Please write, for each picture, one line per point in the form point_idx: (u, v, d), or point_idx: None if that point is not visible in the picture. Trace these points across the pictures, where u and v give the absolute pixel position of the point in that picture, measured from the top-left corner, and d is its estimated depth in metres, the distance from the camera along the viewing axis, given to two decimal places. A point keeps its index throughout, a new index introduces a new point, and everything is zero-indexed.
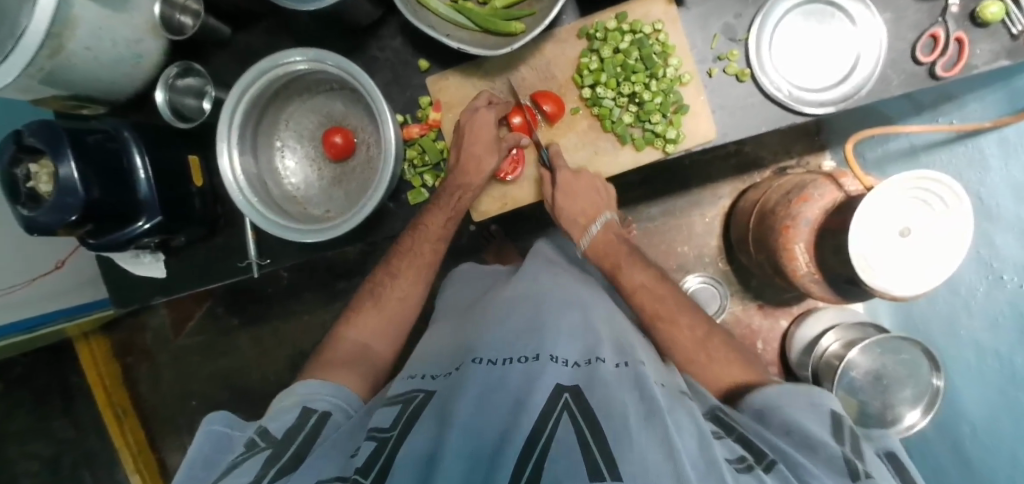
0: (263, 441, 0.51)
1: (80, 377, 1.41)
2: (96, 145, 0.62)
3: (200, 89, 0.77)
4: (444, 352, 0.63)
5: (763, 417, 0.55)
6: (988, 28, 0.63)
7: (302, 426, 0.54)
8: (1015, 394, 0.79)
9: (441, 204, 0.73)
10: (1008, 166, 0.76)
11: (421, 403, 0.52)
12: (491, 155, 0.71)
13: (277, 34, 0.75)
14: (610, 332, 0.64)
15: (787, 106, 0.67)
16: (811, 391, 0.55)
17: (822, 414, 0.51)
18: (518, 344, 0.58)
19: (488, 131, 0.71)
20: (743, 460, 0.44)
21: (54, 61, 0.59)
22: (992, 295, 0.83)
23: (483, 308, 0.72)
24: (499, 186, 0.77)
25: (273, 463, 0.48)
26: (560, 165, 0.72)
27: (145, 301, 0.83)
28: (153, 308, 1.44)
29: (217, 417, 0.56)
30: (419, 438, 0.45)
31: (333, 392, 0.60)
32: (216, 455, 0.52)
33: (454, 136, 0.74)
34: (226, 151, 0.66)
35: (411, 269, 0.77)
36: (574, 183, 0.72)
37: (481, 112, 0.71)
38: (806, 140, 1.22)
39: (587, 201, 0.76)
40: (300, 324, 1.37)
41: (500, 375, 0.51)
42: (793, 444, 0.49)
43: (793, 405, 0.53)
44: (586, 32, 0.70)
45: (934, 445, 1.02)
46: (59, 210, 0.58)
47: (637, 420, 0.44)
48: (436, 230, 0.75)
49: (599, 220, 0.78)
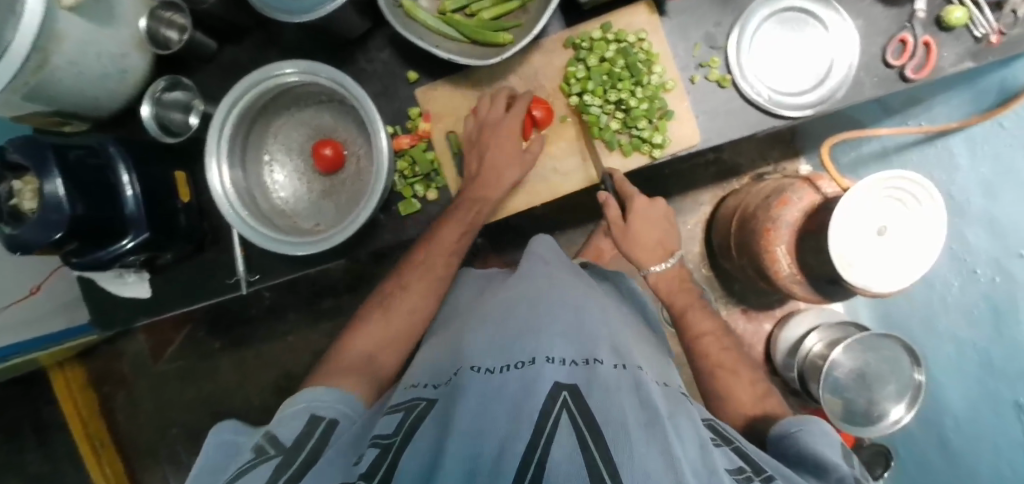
0: (273, 448, 0.50)
1: (51, 410, 1.35)
2: (79, 161, 0.60)
3: (188, 104, 0.74)
4: (441, 360, 0.63)
5: (775, 446, 0.58)
6: (951, 32, 0.67)
7: (312, 433, 0.53)
8: (994, 384, 0.82)
9: (458, 214, 0.73)
10: (976, 164, 0.80)
11: (422, 411, 0.51)
12: (512, 167, 0.72)
13: (264, 47, 0.74)
14: (611, 338, 0.64)
15: (766, 110, 0.70)
16: (813, 418, 0.58)
17: (829, 441, 0.55)
18: (514, 349, 0.57)
19: (514, 141, 0.70)
20: (742, 471, 0.45)
21: (38, 76, 0.58)
22: (967, 288, 0.86)
23: (480, 310, 0.71)
24: (513, 196, 0.76)
25: (284, 469, 0.47)
26: (633, 192, 0.75)
27: (127, 323, 0.81)
28: (130, 334, 1.40)
29: (225, 425, 0.55)
30: (421, 446, 0.44)
31: (337, 399, 0.59)
32: (219, 467, 0.51)
33: (471, 143, 0.73)
34: (215, 165, 0.65)
35: (414, 289, 0.76)
36: (647, 215, 0.76)
37: (506, 119, 0.70)
38: (782, 146, 1.27)
39: (658, 234, 0.77)
40: (285, 345, 1.35)
41: (498, 383, 0.50)
42: (804, 469, 0.52)
43: (803, 431, 0.56)
44: (573, 42, 0.71)
45: (919, 441, 1.04)
46: (43, 227, 0.57)
47: (637, 425, 0.44)
48: (450, 242, 0.74)
49: (672, 257, 0.78)
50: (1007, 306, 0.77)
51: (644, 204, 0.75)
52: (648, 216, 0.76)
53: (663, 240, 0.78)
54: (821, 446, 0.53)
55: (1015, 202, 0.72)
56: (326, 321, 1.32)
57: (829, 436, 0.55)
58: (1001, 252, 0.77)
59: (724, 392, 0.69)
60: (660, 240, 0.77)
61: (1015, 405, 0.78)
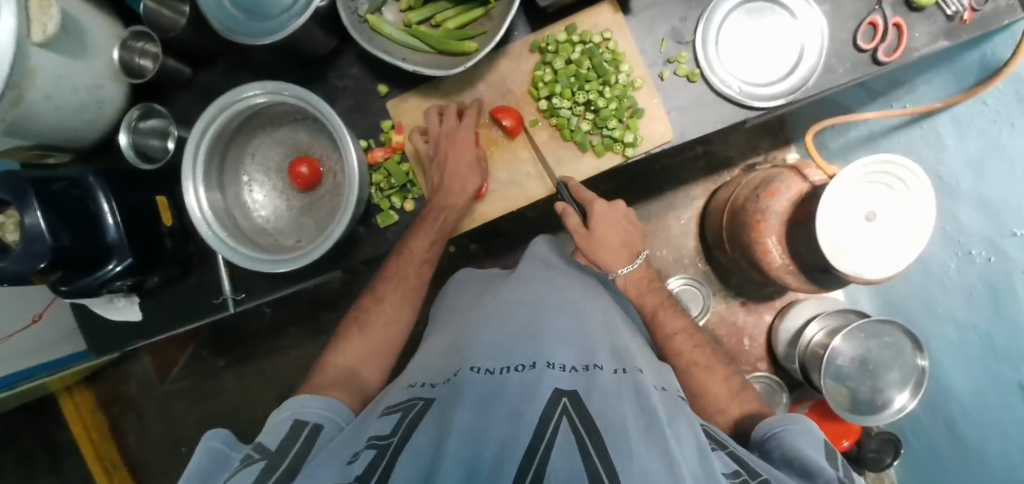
0: (258, 453, 0.50)
1: (64, 432, 1.39)
2: (62, 192, 0.62)
3: (164, 130, 0.77)
4: (442, 360, 0.63)
5: (762, 447, 0.57)
6: (923, 12, 0.66)
7: (295, 438, 0.53)
8: (998, 368, 0.80)
9: (424, 227, 0.74)
10: (963, 143, 0.78)
11: (420, 411, 0.52)
12: (474, 175, 0.72)
13: (238, 71, 0.76)
14: (609, 339, 0.64)
15: (739, 103, 0.69)
16: (800, 419, 0.58)
17: (816, 442, 0.54)
18: (517, 350, 0.57)
19: (469, 149, 0.72)
20: (738, 475, 0.45)
21: (15, 112, 0.59)
22: (963, 270, 0.84)
23: (477, 313, 0.71)
24: (480, 205, 0.77)
25: (269, 473, 0.46)
26: (593, 198, 0.75)
27: (121, 347, 0.83)
28: (136, 356, 1.43)
29: (216, 435, 0.54)
30: (420, 449, 0.44)
31: (322, 405, 0.59)
32: (209, 475, 0.50)
33: (430, 157, 0.73)
34: (193, 188, 0.67)
35: (397, 306, 0.77)
36: (608, 216, 0.76)
37: (461, 128, 0.72)
38: (771, 136, 1.26)
39: (618, 236, 0.77)
40: (287, 359, 1.36)
41: (498, 385, 0.50)
42: (790, 470, 0.50)
43: (786, 430, 0.56)
44: (538, 46, 0.72)
45: (927, 427, 1.02)
46: (28, 258, 0.58)
47: (637, 431, 0.44)
48: (421, 253, 0.75)
49: (640, 257, 0.79)
50: (1004, 284, 0.75)
51: (605, 209, 0.76)
52: (609, 220, 0.76)
53: (623, 241, 0.78)
54: (807, 448, 0.52)
55: (1003, 180, 0.70)
56: (326, 334, 1.33)
57: (814, 438, 0.55)
58: (993, 231, 0.75)
59: (703, 387, 0.68)
60: (623, 240, 0.77)
61: (1020, 386, 0.76)
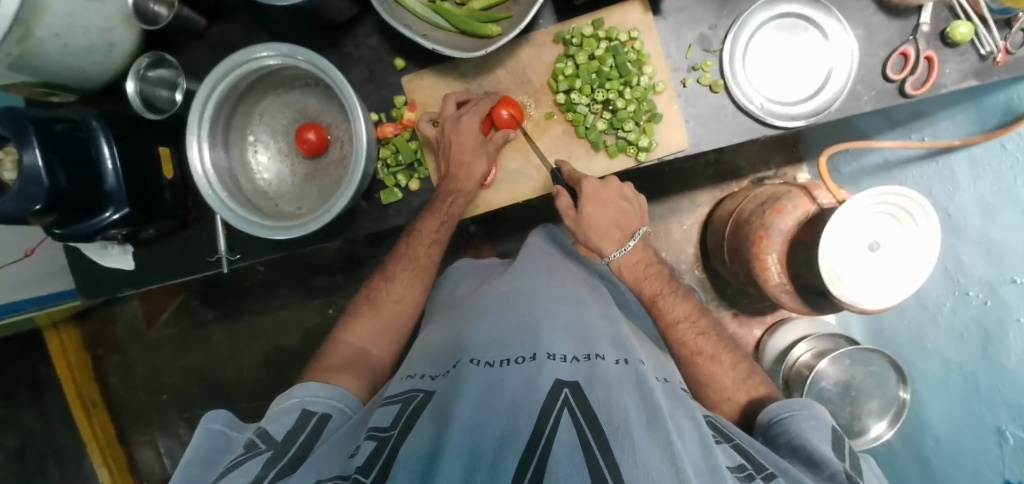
0: (263, 442, 0.52)
1: (47, 367, 1.37)
2: (64, 134, 0.61)
3: (173, 81, 0.76)
4: (441, 349, 0.63)
5: (766, 431, 0.59)
6: (957, 48, 0.65)
7: (302, 428, 0.55)
8: (976, 408, 0.81)
9: (433, 210, 0.73)
10: (977, 183, 0.77)
11: (421, 402, 0.52)
12: (480, 162, 0.71)
13: (254, 28, 0.74)
14: (611, 331, 0.63)
15: (758, 119, 0.68)
16: (809, 403, 0.58)
17: (822, 428, 0.55)
18: (515, 343, 0.57)
19: (474, 137, 0.70)
20: (743, 469, 0.46)
21: (23, 47, 0.59)
22: (958, 310, 0.84)
23: (479, 301, 0.71)
24: (487, 192, 0.76)
25: (273, 464, 0.49)
26: (583, 176, 0.71)
27: (111, 293, 0.82)
28: (126, 301, 1.42)
29: (216, 415, 0.56)
30: (418, 440, 0.45)
31: (328, 394, 0.61)
32: (211, 457, 0.52)
33: (437, 143, 0.72)
34: (196, 144, 0.65)
35: (398, 291, 0.79)
36: (600, 191, 0.71)
37: (465, 119, 0.70)
38: (785, 151, 1.24)
39: (613, 215, 0.73)
40: (276, 319, 1.36)
41: (499, 377, 0.51)
42: (796, 459, 0.52)
43: (793, 417, 0.57)
44: (562, 38, 0.70)
45: (899, 456, 1.03)
46: (23, 198, 0.57)
47: (639, 424, 0.44)
48: (429, 234, 0.76)
49: (635, 236, 0.74)
50: (995, 330, 0.75)
51: (594, 184, 0.70)
52: (600, 199, 0.71)
53: (617, 220, 0.73)
54: (814, 439, 0.53)
55: (1012, 224, 0.69)
56: (318, 299, 1.34)
57: (822, 424, 0.56)
58: (994, 276, 0.74)
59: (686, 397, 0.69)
60: (618, 219, 0.73)
61: (997, 431, 0.77)
